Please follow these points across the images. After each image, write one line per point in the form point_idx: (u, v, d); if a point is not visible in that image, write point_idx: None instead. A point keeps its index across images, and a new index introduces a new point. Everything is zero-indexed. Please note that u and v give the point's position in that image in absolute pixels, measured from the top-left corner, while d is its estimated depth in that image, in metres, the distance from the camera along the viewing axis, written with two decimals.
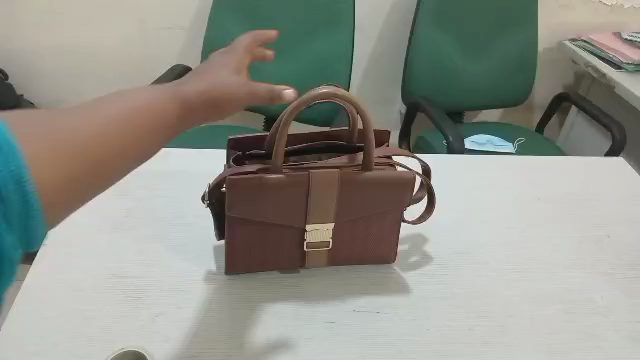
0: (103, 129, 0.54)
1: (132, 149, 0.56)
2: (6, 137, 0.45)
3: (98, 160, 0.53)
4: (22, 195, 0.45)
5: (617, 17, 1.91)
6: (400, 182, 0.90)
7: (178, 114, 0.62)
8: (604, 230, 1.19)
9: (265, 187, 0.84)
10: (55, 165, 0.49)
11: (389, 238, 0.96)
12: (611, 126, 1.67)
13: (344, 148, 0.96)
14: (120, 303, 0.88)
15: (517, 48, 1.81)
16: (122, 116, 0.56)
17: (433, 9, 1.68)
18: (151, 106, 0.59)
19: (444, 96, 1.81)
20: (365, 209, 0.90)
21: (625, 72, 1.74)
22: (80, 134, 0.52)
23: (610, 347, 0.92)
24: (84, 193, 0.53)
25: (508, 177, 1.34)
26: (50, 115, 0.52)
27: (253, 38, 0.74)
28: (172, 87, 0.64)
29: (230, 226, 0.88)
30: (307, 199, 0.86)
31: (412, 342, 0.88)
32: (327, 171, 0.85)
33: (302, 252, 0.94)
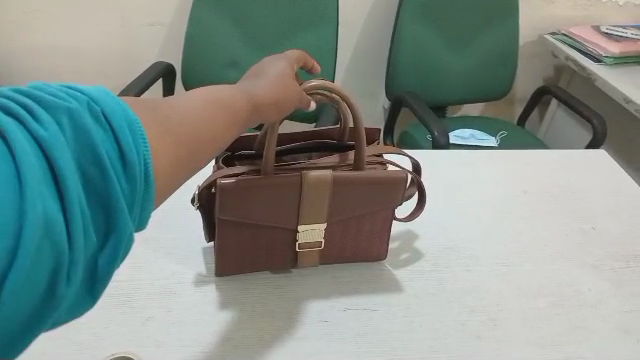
0: (202, 125, 0.60)
1: (217, 146, 0.62)
2: (136, 124, 0.52)
3: (194, 149, 0.59)
4: (144, 178, 0.51)
5: (596, 11, 1.95)
6: (393, 183, 0.88)
7: (250, 116, 0.69)
8: (591, 222, 1.14)
9: (258, 189, 0.82)
10: (169, 158, 0.55)
11: (381, 236, 0.94)
12: (592, 117, 1.68)
13: (337, 146, 0.92)
14: (105, 308, 0.85)
15: (501, 40, 1.80)
16: (218, 116, 0.63)
17: (416, 5, 1.68)
18: (235, 107, 0.66)
19: (428, 90, 1.81)
20: (357, 209, 0.88)
21: (605, 65, 1.77)
22: (182, 124, 0.58)
23: (600, 339, 0.89)
24: (179, 179, 0.57)
25: (499, 171, 1.26)
26: (157, 105, 0.58)
27: (300, 56, 0.86)
28: (245, 87, 0.71)
29: (220, 229, 0.85)
30: (299, 201, 0.84)
31: (405, 339, 0.86)
32: (319, 173, 0.83)
33: (294, 252, 0.91)
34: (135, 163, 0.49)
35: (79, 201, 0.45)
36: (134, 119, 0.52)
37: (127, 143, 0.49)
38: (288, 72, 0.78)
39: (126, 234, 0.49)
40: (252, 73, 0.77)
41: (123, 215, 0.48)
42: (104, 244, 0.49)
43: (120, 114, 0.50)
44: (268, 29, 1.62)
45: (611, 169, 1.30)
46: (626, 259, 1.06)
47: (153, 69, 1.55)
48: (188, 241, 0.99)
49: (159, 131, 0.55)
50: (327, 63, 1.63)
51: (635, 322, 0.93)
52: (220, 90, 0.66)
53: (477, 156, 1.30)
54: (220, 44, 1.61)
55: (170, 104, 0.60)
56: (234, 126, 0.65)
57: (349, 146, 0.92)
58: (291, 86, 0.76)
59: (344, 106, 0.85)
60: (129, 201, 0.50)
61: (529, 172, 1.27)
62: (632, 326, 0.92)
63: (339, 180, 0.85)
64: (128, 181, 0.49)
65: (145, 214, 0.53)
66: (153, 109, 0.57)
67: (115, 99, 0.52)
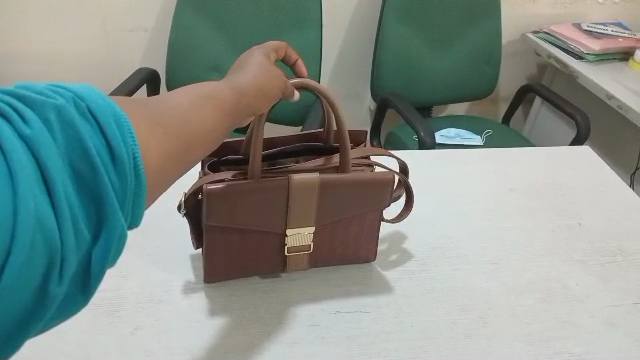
0: (192, 122, 0.60)
1: (208, 143, 0.62)
2: (124, 118, 0.50)
3: (188, 145, 0.58)
4: (136, 172, 0.50)
5: (576, 8, 1.97)
6: (381, 183, 0.88)
7: (240, 112, 0.69)
8: (577, 218, 1.15)
9: (245, 193, 0.81)
10: (161, 153, 0.54)
11: (370, 237, 0.94)
12: (575, 114, 1.70)
13: (322, 149, 0.92)
14: (92, 318, 0.84)
15: (484, 40, 1.81)
16: (206, 112, 0.62)
17: (399, 7, 1.69)
18: (224, 103, 0.65)
19: (413, 91, 1.82)
20: (345, 211, 0.88)
21: (586, 62, 1.79)
22: (172, 119, 0.58)
23: (589, 334, 0.90)
24: (173, 175, 0.57)
25: (485, 169, 1.27)
26: (145, 102, 0.57)
27: (276, 47, 0.86)
28: (230, 80, 0.70)
29: (207, 235, 0.85)
30: (287, 204, 0.84)
31: (396, 340, 0.86)
32: (306, 176, 0.83)
33: (283, 256, 0.91)
34: (125, 158, 0.48)
35: (68, 197, 0.45)
36: (122, 112, 0.50)
37: (115, 137, 0.48)
38: (270, 66, 0.78)
39: (118, 230, 0.48)
40: (234, 66, 0.77)
41: (115, 211, 0.48)
42: (97, 241, 0.48)
43: (107, 109, 0.49)
44: (252, 32, 1.62)
45: (595, 165, 1.32)
46: (612, 254, 1.07)
47: (137, 75, 1.54)
48: (175, 247, 0.99)
49: (148, 127, 0.54)
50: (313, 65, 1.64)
51: (622, 315, 0.94)
52: (208, 86, 0.65)
53: (463, 155, 1.31)
54: (204, 48, 1.60)
55: (159, 101, 0.59)
56: (224, 122, 0.64)
57: (334, 148, 0.93)
58: (274, 81, 0.76)
59: (328, 106, 0.85)
60: (121, 196, 0.49)
61: (515, 169, 1.28)
62: (619, 319, 0.93)
63: (327, 182, 0.84)
64: (118, 175, 0.48)
65: (139, 209, 0.52)
66: (142, 106, 0.56)
67: (102, 94, 0.51)
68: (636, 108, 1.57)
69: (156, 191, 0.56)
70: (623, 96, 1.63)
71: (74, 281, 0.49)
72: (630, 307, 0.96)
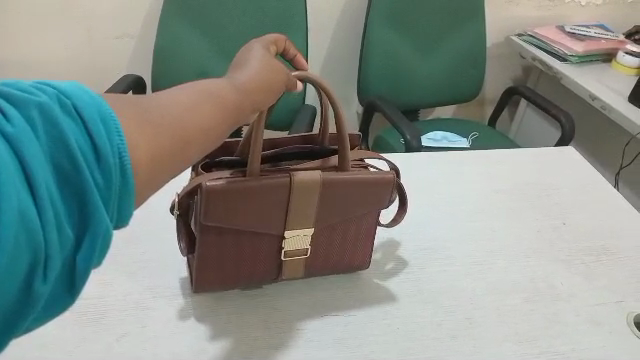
0: (187, 123, 0.57)
1: (202, 144, 0.59)
2: (110, 115, 0.49)
3: (184, 143, 0.57)
4: (122, 172, 0.48)
5: (560, 11, 1.99)
6: (381, 182, 0.88)
7: (241, 111, 0.66)
8: (562, 218, 1.16)
9: (246, 192, 0.78)
10: (153, 152, 0.53)
11: (365, 241, 0.93)
12: (559, 115, 1.72)
13: (319, 151, 0.90)
14: (77, 326, 0.84)
15: (469, 44, 1.82)
16: (202, 112, 0.60)
17: (385, 11, 1.69)
18: (223, 102, 0.63)
19: (400, 95, 1.84)
20: (345, 212, 0.86)
21: (570, 63, 1.82)
22: (169, 117, 0.56)
23: (574, 332, 0.91)
24: (165, 174, 0.55)
25: (471, 171, 1.27)
26: (139, 99, 0.56)
27: (276, 41, 0.85)
28: (230, 76, 0.68)
29: (203, 237, 0.81)
30: (288, 204, 0.81)
31: (383, 343, 0.86)
32: (308, 174, 0.81)
33: (280, 261, 0.88)
34: (110, 157, 0.47)
35: (50, 196, 0.44)
36: (108, 109, 0.49)
37: (99, 136, 0.47)
38: (271, 59, 0.76)
39: (103, 231, 0.47)
40: (235, 60, 0.75)
41: (99, 211, 0.46)
42: (81, 241, 0.47)
43: (92, 106, 0.48)
44: (238, 38, 1.62)
45: (579, 165, 1.34)
46: (596, 253, 1.08)
47: (123, 82, 1.53)
48: (161, 253, 0.98)
49: (138, 127, 0.52)
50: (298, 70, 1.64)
51: (607, 313, 0.95)
52: (205, 84, 0.63)
53: (449, 157, 1.31)
54: (190, 54, 1.60)
55: (152, 99, 0.57)
56: (223, 122, 0.62)
57: (332, 150, 0.91)
58: (276, 75, 0.74)
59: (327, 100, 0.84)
60: (106, 196, 0.47)
61: (501, 170, 1.29)
62: (603, 317, 0.95)
63: (329, 181, 0.82)
64: (103, 175, 0.47)
65: (127, 209, 0.50)
66: (134, 104, 0.54)
67: (89, 91, 0.49)
68: (619, 108, 1.59)
69: (146, 191, 0.54)
70: (606, 96, 1.65)
71: (59, 283, 0.48)
72: (614, 305, 0.97)
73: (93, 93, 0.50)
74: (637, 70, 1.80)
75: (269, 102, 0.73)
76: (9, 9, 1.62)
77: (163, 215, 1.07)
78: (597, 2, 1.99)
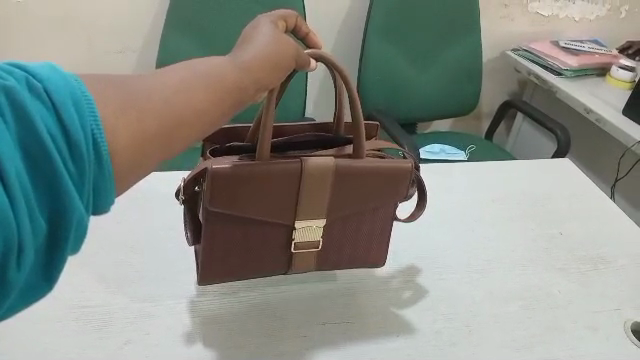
0: (175, 106, 0.57)
1: (193, 129, 0.60)
2: (83, 101, 0.49)
3: (177, 127, 0.57)
4: (97, 157, 0.49)
5: (554, 26, 2.03)
6: (397, 173, 0.86)
7: (242, 92, 0.65)
8: (557, 227, 1.18)
9: (254, 176, 0.77)
10: (136, 137, 0.53)
11: (380, 238, 0.90)
12: (555, 129, 1.74)
13: (334, 141, 0.88)
14: (80, 334, 0.84)
15: (465, 59, 1.86)
16: (198, 93, 0.60)
17: (381, 27, 1.72)
18: (220, 83, 0.62)
19: (397, 109, 1.87)
20: (357, 203, 0.84)
21: (565, 77, 1.85)
22: (162, 100, 0.57)
23: (572, 339, 0.92)
24: (153, 159, 0.56)
25: (467, 181, 1.29)
26: (126, 82, 0.56)
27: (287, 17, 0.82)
28: (235, 53, 0.67)
29: (208, 224, 0.79)
30: (298, 191, 0.80)
31: (384, 349, 0.87)
32: (320, 160, 0.79)
33: (289, 254, 0.85)
34: (82, 143, 0.47)
35: (20, 184, 0.43)
36: (82, 94, 0.49)
37: (71, 122, 0.46)
38: (281, 34, 0.74)
39: (75, 218, 0.47)
40: (242, 35, 0.73)
41: (72, 198, 0.46)
42: (55, 228, 0.47)
43: (65, 90, 0.48)
44: None
45: (574, 175, 1.36)
46: (591, 261, 1.10)
47: None
48: (162, 262, 0.99)
49: (118, 111, 0.52)
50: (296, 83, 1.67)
51: (604, 320, 0.96)
52: (202, 66, 0.62)
53: (446, 168, 1.33)
54: None
55: (140, 81, 0.57)
56: (218, 104, 0.62)
57: (346, 140, 0.89)
58: (286, 55, 0.72)
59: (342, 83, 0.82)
60: (79, 183, 0.47)
61: (496, 180, 1.31)
62: (600, 324, 0.96)
63: (341, 168, 0.81)
64: (74, 161, 0.46)
65: (103, 195, 0.51)
66: (117, 87, 0.54)
67: (62, 75, 0.49)
68: (613, 121, 1.62)
69: (128, 179, 0.54)
70: (600, 109, 1.68)
71: (34, 270, 0.48)
72: (610, 312, 0.98)
73: (67, 76, 0.50)
74: (630, 84, 1.84)
75: (278, 81, 0.72)
76: (13, 24, 1.64)
77: (164, 224, 1.08)
78: (589, 18, 2.03)
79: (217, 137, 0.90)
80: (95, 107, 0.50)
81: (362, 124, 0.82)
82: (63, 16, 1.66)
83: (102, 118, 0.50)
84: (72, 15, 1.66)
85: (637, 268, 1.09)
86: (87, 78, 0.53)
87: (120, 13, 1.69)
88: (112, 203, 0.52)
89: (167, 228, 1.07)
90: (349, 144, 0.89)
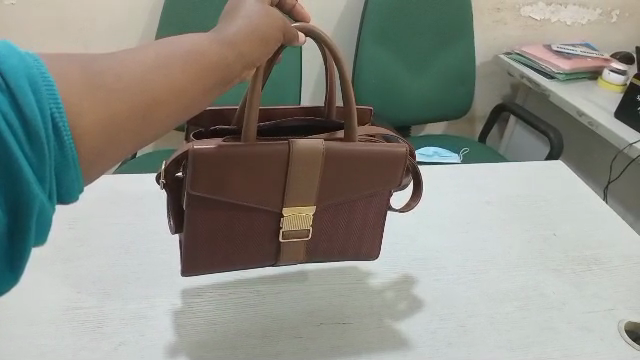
0: (151, 84, 0.57)
1: (172, 109, 0.60)
2: (41, 84, 0.48)
3: (153, 107, 0.57)
4: (57, 141, 0.49)
5: (547, 30, 2.05)
6: (390, 158, 0.85)
7: (224, 69, 0.65)
8: (551, 228, 1.18)
9: (239, 158, 0.75)
10: (108, 119, 0.54)
11: (370, 226, 0.90)
12: (548, 131, 1.75)
13: (325, 126, 0.87)
14: (75, 335, 0.84)
15: (457, 61, 1.86)
16: (174, 72, 0.60)
17: (374, 31, 1.73)
18: (199, 59, 0.62)
19: (391, 111, 1.87)
20: (348, 190, 0.83)
21: (557, 81, 1.86)
22: (136, 80, 0.57)
23: (566, 339, 0.93)
24: (129, 141, 0.57)
25: (462, 183, 1.30)
26: (100, 61, 0.56)
27: None
28: (217, 31, 0.67)
29: (191, 209, 0.77)
30: (287, 175, 0.78)
31: (379, 350, 0.87)
32: (310, 142, 0.78)
33: (277, 242, 0.84)
34: (41, 129, 0.47)
35: None
36: (40, 75, 0.49)
37: (29, 107, 0.46)
38: (268, 8, 0.74)
39: (37, 208, 0.48)
40: (226, 9, 0.73)
41: (31, 188, 0.47)
42: (16, 218, 0.48)
43: (23, 73, 0.47)
44: None
45: (568, 178, 1.36)
46: (585, 262, 1.10)
47: None
48: (158, 263, 0.99)
49: (83, 92, 0.52)
50: (291, 83, 1.71)
51: (598, 320, 0.97)
52: (180, 44, 0.62)
53: (441, 170, 1.33)
54: None
55: (111, 60, 0.57)
56: (198, 81, 0.62)
57: (338, 125, 0.88)
58: (273, 29, 0.72)
59: (333, 61, 0.81)
60: (39, 170, 0.48)
61: (491, 182, 1.31)
62: (595, 324, 0.96)
63: (333, 151, 0.79)
64: (34, 149, 0.47)
65: (69, 183, 0.51)
66: (82, 67, 0.54)
67: (18, 54, 0.48)
68: (605, 124, 1.63)
69: (100, 162, 0.55)
70: (592, 112, 1.69)
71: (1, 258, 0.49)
72: (604, 312, 0.99)
73: (25, 55, 0.49)
74: (622, 87, 1.86)
75: (265, 56, 0.72)
76: (8, 25, 1.64)
77: (160, 226, 1.07)
78: (581, 22, 2.05)
79: (201, 119, 0.88)
80: (56, 89, 0.50)
81: (355, 109, 0.81)
82: (59, 18, 1.66)
83: (63, 99, 0.50)
84: (68, 17, 1.66)
85: (631, 269, 1.10)
86: (49, 58, 0.53)
87: (115, 16, 1.69)
88: (78, 191, 0.53)
89: (164, 231, 1.06)
90: (341, 129, 0.88)
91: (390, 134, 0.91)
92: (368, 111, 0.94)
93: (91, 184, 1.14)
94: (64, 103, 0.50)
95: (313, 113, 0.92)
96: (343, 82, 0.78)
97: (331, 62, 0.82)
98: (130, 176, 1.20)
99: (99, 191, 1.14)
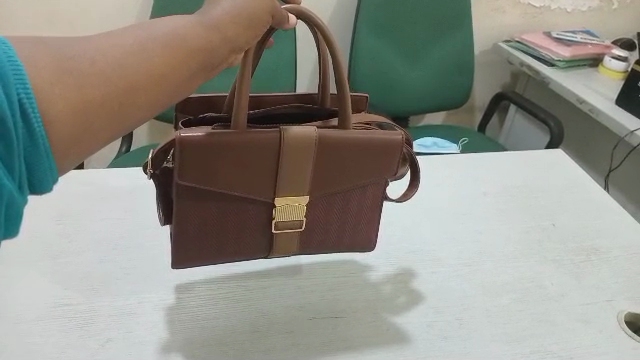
0: (126, 68, 0.56)
1: (150, 96, 0.58)
2: (7, 68, 0.47)
3: (130, 93, 0.56)
4: (26, 127, 0.48)
5: (546, 18, 2.01)
6: (386, 146, 0.83)
7: (209, 54, 0.63)
8: (549, 219, 1.16)
9: (228, 146, 0.73)
10: (82, 104, 0.53)
11: (366, 217, 0.87)
12: (548, 120, 1.72)
13: (318, 114, 0.85)
14: (61, 333, 0.82)
15: (456, 49, 1.83)
16: (154, 56, 0.58)
17: (370, 19, 1.70)
18: (178, 42, 0.60)
19: (389, 101, 1.84)
20: (342, 179, 0.81)
21: (557, 68, 1.84)
22: (112, 64, 0.55)
23: (564, 331, 0.91)
24: (105, 128, 0.56)
25: (460, 174, 1.27)
26: (74, 44, 0.54)
27: None
28: (202, 13, 0.65)
29: (179, 199, 0.75)
30: (277, 164, 0.76)
31: (372, 344, 0.85)
32: (302, 129, 0.75)
33: (270, 234, 0.82)
34: (8, 116, 0.46)
35: None
36: (7, 60, 0.47)
37: None
38: None
39: (5, 199, 0.48)
40: None
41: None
42: None
43: None
44: None
45: (567, 167, 1.34)
46: (584, 253, 1.08)
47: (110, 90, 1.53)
48: (147, 259, 0.97)
49: (53, 76, 0.51)
50: (287, 74, 1.68)
51: (597, 312, 0.95)
52: (161, 27, 0.60)
53: (437, 160, 1.31)
54: None
55: (86, 43, 0.55)
56: (177, 65, 0.60)
57: (332, 112, 0.85)
58: (262, 13, 0.70)
59: (324, 46, 0.78)
60: (6, 159, 0.47)
61: (488, 172, 1.29)
62: (593, 316, 0.94)
63: (325, 138, 0.77)
64: (2, 139, 0.46)
65: (41, 173, 0.51)
66: (55, 51, 0.53)
67: None
68: (606, 111, 1.60)
69: (73, 149, 0.54)
70: (593, 99, 1.66)
71: None
72: (603, 303, 0.97)
73: None
74: (623, 75, 1.82)
75: (253, 40, 0.70)
76: None
77: (150, 222, 1.05)
78: (581, 9, 2.02)
79: (188, 106, 0.86)
80: (23, 73, 0.48)
81: (348, 95, 0.78)
82: (50, 11, 1.63)
83: (31, 84, 0.49)
84: (59, 10, 1.64)
85: (631, 260, 1.08)
86: (19, 40, 0.51)
87: (107, 8, 1.66)
88: (52, 182, 0.52)
89: (152, 226, 1.04)
90: (335, 116, 0.85)
91: (389, 123, 0.88)
92: (363, 98, 0.91)
93: (80, 180, 1.13)
94: (31, 87, 0.49)
95: (306, 100, 0.89)
96: (336, 66, 0.75)
97: (324, 45, 0.79)
98: (119, 171, 1.17)
99: (88, 186, 1.12)
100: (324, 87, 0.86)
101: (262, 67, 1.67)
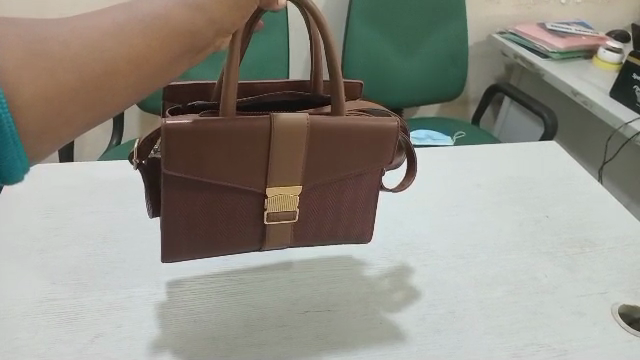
0: (100, 54, 0.55)
1: (127, 82, 0.57)
2: None
3: (103, 79, 0.55)
4: None
5: (540, 9, 2.00)
6: (381, 133, 0.81)
7: (192, 38, 0.62)
8: (544, 211, 1.15)
9: (216, 134, 0.71)
10: (50, 90, 0.52)
11: (361, 206, 0.86)
12: (542, 112, 1.72)
13: (311, 101, 0.83)
14: (49, 328, 0.81)
15: (450, 39, 1.81)
16: (130, 42, 0.57)
17: (363, 10, 1.68)
18: (159, 26, 0.59)
19: (383, 93, 1.83)
20: (335, 168, 0.80)
21: (552, 60, 1.82)
22: (83, 49, 0.54)
23: (558, 324, 0.90)
24: (78, 114, 0.55)
25: (454, 166, 1.26)
26: (47, 28, 0.54)
27: None
28: None
29: (167, 189, 0.74)
30: (268, 153, 0.74)
31: (364, 337, 0.85)
32: (294, 117, 0.73)
33: (262, 226, 0.80)
34: None
35: None
36: None
37: None
38: None
39: None
40: None
41: None
42: None
43: None
44: None
45: (561, 159, 1.33)
46: (578, 245, 1.07)
47: None
48: (137, 252, 0.96)
49: (21, 62, 0.51)
50: (279, 66, 1.67)
51: (591, 304, 0.94)
52: (141, 10, 0.59)
53: (431, 152, 1.30)
54: None
55: (59, 28, 0.55)
56: (157, 50, 0.59)
57: (324, 100, 0.84)
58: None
59: (317, 30, 0.76)
60: None
61: (481, 164, 1.28)
62: (587, 308, 0.94)
63: (318, 126, 0.75)
64: None
65: (10, 162, 0.50)
66: (25, 36, 0.52)
67: None
68: (602, 104, 1.59)
69: (46, 135, 0.54)
70: (587, 91, 1.65)
71: None
72: (597, 295, 0.96)
73: None
74: (618, 66, 1.82)
75: (241, 22, 0.67)
76: None
77: (140, 215, 1.03)
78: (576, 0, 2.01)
79: (178, 94, 0.84)
80: None
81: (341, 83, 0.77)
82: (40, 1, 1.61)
83: None
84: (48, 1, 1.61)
85: (625, 252, 1.07)
86: None
87: None
88: (23, 171, 0.51)
89: (141, 219, 1.03)
90: (328, 103, 0.84)
91: (380, 108, 0.87)
92: (358, 84, 0.90)
93: (70, 173, 1.11)
94: None
95: (298, 87, 0.88)
96: (327, 51, 0.73)
97: (315, 29, 0.77)
98: (108, 164, 1.16)
99: (76, 179, 1.10)
100: (317, 75, 0.84)
101: (254, 59, 1.65)
